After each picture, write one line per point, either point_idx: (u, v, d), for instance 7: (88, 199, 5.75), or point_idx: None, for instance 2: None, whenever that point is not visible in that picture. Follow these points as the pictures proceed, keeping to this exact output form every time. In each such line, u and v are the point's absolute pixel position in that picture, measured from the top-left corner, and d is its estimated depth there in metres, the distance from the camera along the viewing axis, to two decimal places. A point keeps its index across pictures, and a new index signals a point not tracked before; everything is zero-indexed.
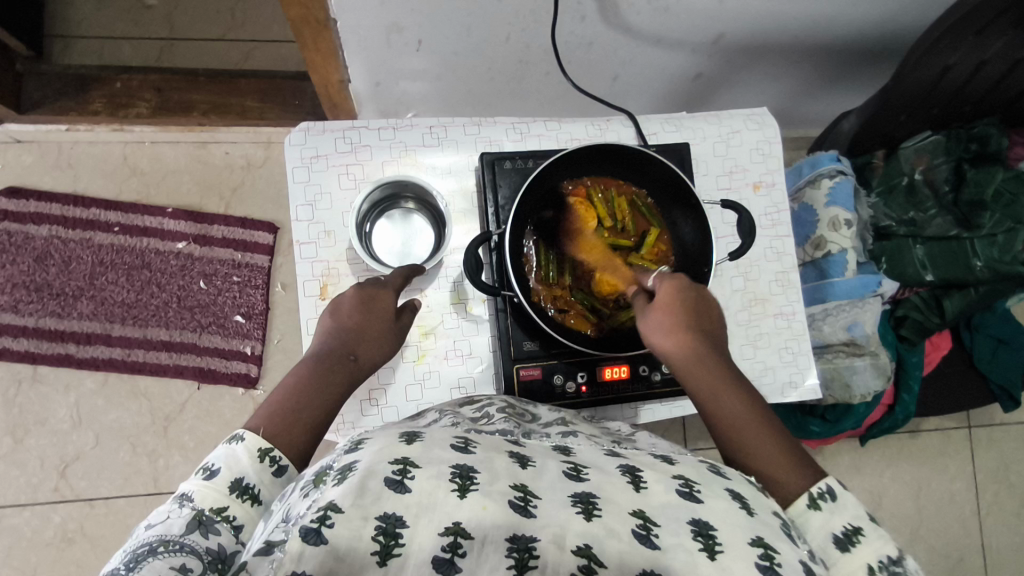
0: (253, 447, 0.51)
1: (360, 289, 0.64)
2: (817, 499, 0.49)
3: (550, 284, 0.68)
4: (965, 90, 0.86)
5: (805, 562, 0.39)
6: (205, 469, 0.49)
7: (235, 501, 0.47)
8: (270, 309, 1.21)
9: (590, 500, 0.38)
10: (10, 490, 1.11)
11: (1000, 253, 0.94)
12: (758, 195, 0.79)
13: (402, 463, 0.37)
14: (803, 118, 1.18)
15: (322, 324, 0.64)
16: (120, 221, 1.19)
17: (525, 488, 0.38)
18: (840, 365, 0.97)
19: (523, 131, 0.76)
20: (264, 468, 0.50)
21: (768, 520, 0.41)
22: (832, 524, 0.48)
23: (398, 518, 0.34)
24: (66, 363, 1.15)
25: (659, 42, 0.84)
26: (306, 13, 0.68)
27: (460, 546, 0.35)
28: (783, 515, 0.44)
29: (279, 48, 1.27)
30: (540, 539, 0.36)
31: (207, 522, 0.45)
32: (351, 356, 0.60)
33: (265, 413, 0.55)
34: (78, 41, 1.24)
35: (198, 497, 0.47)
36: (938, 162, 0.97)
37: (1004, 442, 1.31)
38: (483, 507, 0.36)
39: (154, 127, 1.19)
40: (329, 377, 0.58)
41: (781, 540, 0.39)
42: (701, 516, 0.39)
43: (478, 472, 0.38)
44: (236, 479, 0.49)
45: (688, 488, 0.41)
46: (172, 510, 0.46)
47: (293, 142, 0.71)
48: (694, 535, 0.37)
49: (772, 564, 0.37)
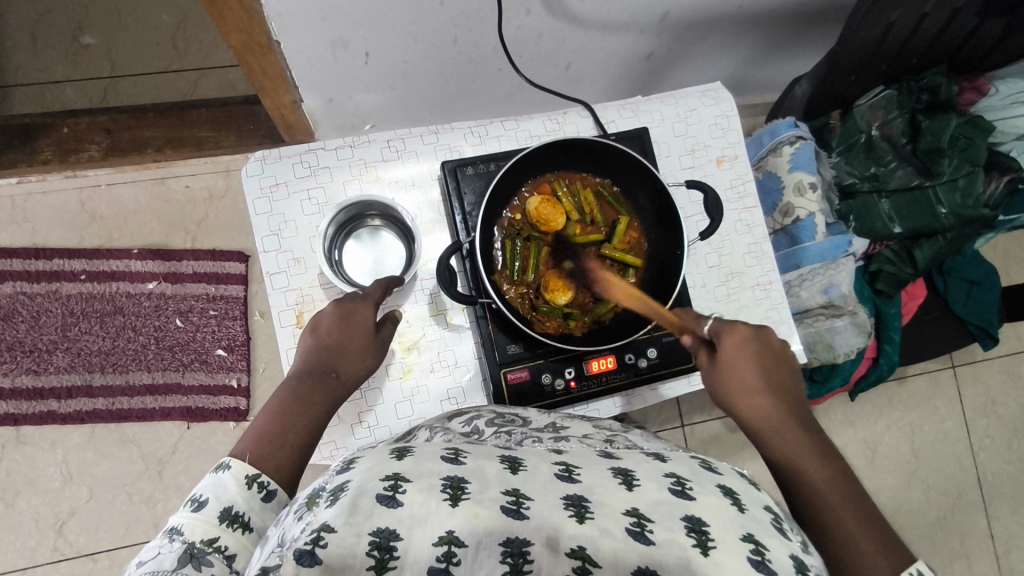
0: (241, 474, 0.51)
1: (338, 305, 0.62)
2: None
3: (517, 282, 0.69)
4: (908, 46, 0.88)
5: (795, 555, 0.40)
6: (193, 501, 0.49)
7: (226, 530, 0.47)
8: (251, 339, 1.19)
9: (582, 502, 0.38)
10: (8, 554, 1.09)
11: (962, 198, 0.96)
12: (722, 169, 0.80)
13: (394, 479, 0.37)
14: (759, 85, 1.19)
15: (303, 342, 0.63)
16: (85, 268, 1.16)
17: (518, 492, 0.38)
18: (821, 328, 0.98)
19: (481, 134, 0.75)
20: (253, 495, 0.51)
21: (759, 516, 0.42)
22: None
23: (392, 531, 0.34)
24: (49, 420, 1.12)
25: (606, 28, 0.84)
26: (247, 37, 0.66)
27: (454, 555, 0.34)
28: (773, 508, 0.44)
29: (226, 73, 1.26)
30: (533, 542, 0.35)
31: (199, 554, 0.45)
32: (333, 373, 0.60)
33: (250, 439, 0.55)
34: (15, 91, 1.22)
35: (188, 530, 0.46)
36: (893, 116, 0.98)
37: (987, 377, 1.34)
38: (475, 515, 0.35)
39: (110, 169, 1.17)
40: (313, 397, 0.58)
41: (772, 535, 0.40)
42: (694, 512, 0.39)
43: (469, 483, 0.38)
44: (224, 508, 0.49)
45: (680, 486, 0.41)
46: (162, 545, 0.45)
47: (251, 173, 0.70)
48: (689, 531, 0.37)
49: (764, 558, 0.37)
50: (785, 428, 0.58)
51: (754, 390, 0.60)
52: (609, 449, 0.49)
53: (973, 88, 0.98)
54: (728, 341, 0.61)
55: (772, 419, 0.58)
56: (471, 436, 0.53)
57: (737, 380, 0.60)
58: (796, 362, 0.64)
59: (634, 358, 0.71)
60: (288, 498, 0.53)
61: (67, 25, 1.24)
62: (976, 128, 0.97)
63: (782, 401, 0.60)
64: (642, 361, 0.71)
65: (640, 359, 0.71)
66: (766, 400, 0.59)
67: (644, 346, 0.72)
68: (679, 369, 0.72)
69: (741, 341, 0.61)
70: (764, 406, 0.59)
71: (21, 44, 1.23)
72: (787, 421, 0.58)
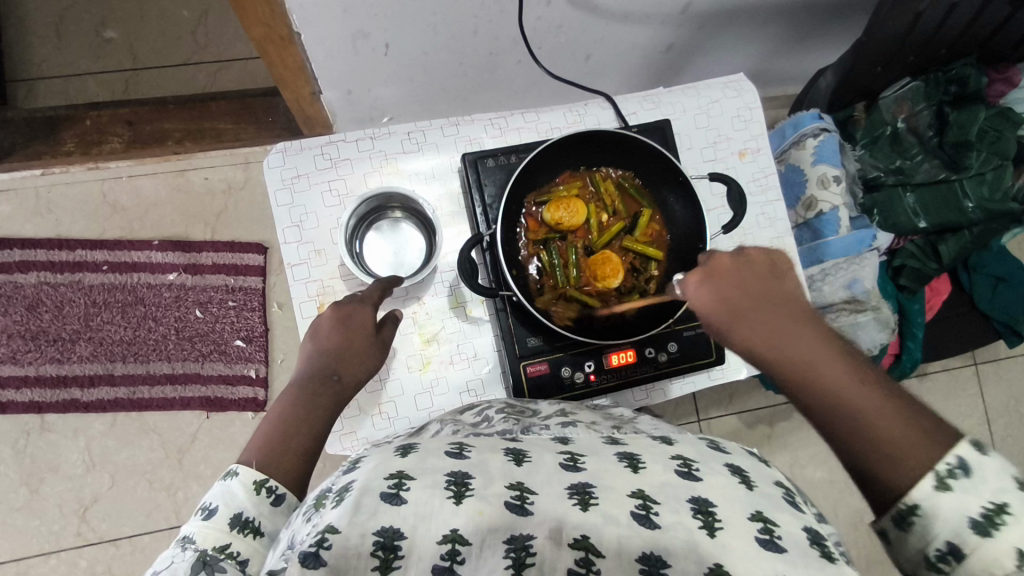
0: (249, 480, 0.51)
1: (336, 309, 0.63)
2: (945, 478, 0.42)
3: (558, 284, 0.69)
4: (937, 35, 0.84)
5: (810, 527, 0.40)
6: (204, 509, 0.49)
7: (238, 536, 0.47)
8: (269, 330, 1.20)
9: (586, 490, 0.38)
10: (33, 540, 1.11)
11: (990, 191, 0.96)
12: (744, 162, 0.79)
13: (398, 476, 0.37)
14: (781, 77, 1.17)
15: (303, 351, 0.62)
16: (107, 259, 1.18)
17: (521, 487, 0.38)
18: (845, 324, 0.97)
19: (501, 126, 0.75)
20: (262, 500, 0.50)
21: (771, 492, 0.42)
22: (967, 506, 0.42)
23: (396, 531, 0.34)
24: (73, 409, 1.14)
25: (627, 19, 0.83)
26: (269, 28, 0.67)
27: (458, 553, 0.34)
28: (784, 484, 0.44)
29: (245, 66, 1.26)
30: (536, 536, 0.36)
31: (211, 560, 0.44)
32: (334, 375, 0.59)
33: (257, 446, 0.54)
34: (41, 83, 1.23)
35: (200, 538, 0.46)
36: (920, 108, 0.97)
37: (1010, 377, 1.32)
38: (479, 511, 0.35)
39: (131, 161, 1.18)
40: (314, 399, 0.58)
41: (783, 512, 0.39)
42: (701, 493, 0.39)
43: (473, 478, 0.38)
44: (234, 514, 0.48)
45: (686, 468, 0.42)
46: (176, 554, 0.45)
47: (272, 164, 0.70)
48: (694, 513, 0.37)
49: (773, 536, 0.37)
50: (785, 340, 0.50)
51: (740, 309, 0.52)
52: (614, 435, 0.49)
53: (1004, 79, 0.94)
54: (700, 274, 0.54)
55: (773, 342, 0.50)
56: (478, 425, 0.54)
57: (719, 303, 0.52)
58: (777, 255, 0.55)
59: (655, 352, 0.71)
60: (297, 503, 0.52)
61: (89, 19, 1.25)
62: (1006, 120, 0.95)
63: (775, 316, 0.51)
64: (663, 354, 0.71)
65: (661, 352, 0.71)
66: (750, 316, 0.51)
67: (665, 340, 0.71)
68: (700, 362, 0.72)
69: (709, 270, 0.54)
70: (758, 326, 0.51)
71: (43, 37, 1.24)
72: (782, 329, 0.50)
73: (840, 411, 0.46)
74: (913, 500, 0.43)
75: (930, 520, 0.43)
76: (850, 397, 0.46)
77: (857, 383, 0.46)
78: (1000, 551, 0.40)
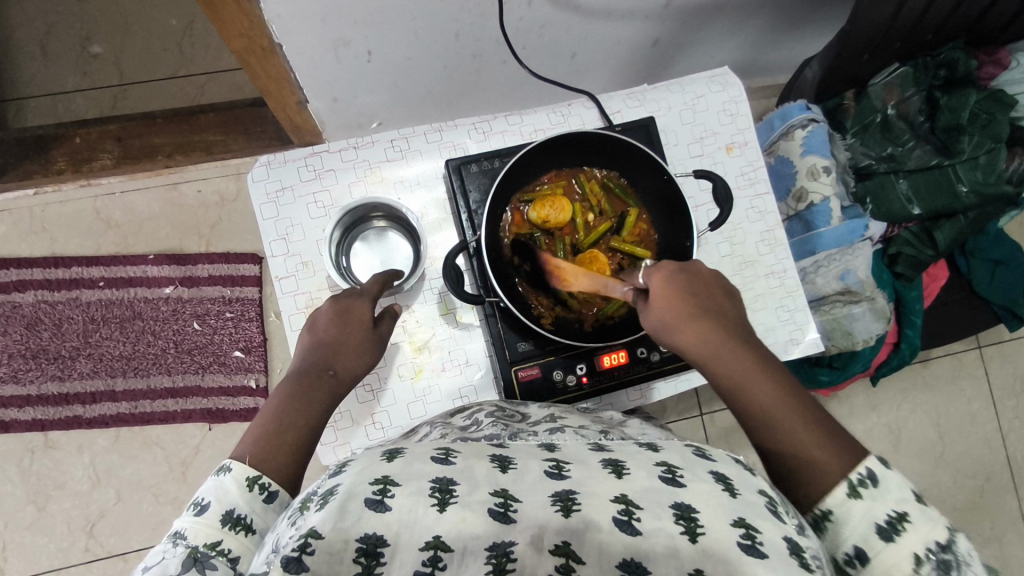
0: (242, 476, 0.49)
1: (335, 302, 0.61)
2: (857, 486, 0.46)
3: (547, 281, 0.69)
4: (923, 22, 0.82)
5: (790, 537, 0.38)
6: (197, 504, 0.48)
7: (229, 533, 0.46)
8: (267, 340, 1.20)
9: (570, 496, 0.38)
10: (42, 557, 1.12)
11: (983, 175, 0.94)
12: (732, 156, 0.78)
13: (382, 482, 0.37)
14: (770, 66, 1.16)
15: (299, 342, 0.61)
16: (103, 275, 1.18)
17: (506, 493, 0.38)
18: (839, 315, 0.96)
19: (485, 130, 0.75)
20: (255, 497, 0.48)
21: (754, 500, 0.40)
22: (873, 512, 0.45)
23: (379, 537, 0.34)
24: (75, 425, 1.15)
25: (610, 16, 0.82)
26: (249, 40, 0.67)
27: (440, 559, 0.34)
28: (767, 492, 0.42)
29: (232, 77, 1.26)
30: (518, 542, 0.35)
31: (202, 558, 0.44)
32: (329, 371, 0.57)
33: (252, 439, 0.52)
34: (30, 101, 1.24)
35: (191, 534, 0.45)
36: (909, 94, 0.96)
37: (1015, 358, 1.31)
38: (463, 518, 0.36)
39: (123, 177, 1.18)
40: (309, 394, 0.55)
41: (766, 519, 0.38)
42: (683, 500, 0.38)
43: (457, 484, 0.37)
44: (226, 511, 0.47)
45: (670, 474, 0.40)
46: (166, 549, 0.44)
47: (256, 178, 0.70)
48: (677, 518, 0.37)
49: (755, 542, 0.36)
50: (728, 355, 0.52)
51: (689, 321, 0.53)
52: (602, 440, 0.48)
53: (994, 61, 0.93)
54: (657, 281, 0.54)
55: (716, 346, 0.52)
56: (467, 429, 0.53)
57: (669, 318, 0.53)
58: (732, 286, 0.57)
59: (647, 352, 0.71)
60: (291, 500, 0.50)
61: (76, 36, 1.25)
62: (997, 102, 0.94)
63: (720, 323, 0.53)
64: (655, 355, 0.71)
65: (653, 352, 0.70)
66: (701, 328, 0.53)
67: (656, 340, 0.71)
68: None
69: (664, 280, 0.54)
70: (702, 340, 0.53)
71: (32, 56, 1.25)
72: (727, 345, 0.52)
73: (767, 427, 0.49)
74: (828, 505, 0.46)
75: (841, 523, 0.46)
76: (769, 401, 0.49)
77: (784, 401, 0.49)
78: (899, 556, 0.44)
